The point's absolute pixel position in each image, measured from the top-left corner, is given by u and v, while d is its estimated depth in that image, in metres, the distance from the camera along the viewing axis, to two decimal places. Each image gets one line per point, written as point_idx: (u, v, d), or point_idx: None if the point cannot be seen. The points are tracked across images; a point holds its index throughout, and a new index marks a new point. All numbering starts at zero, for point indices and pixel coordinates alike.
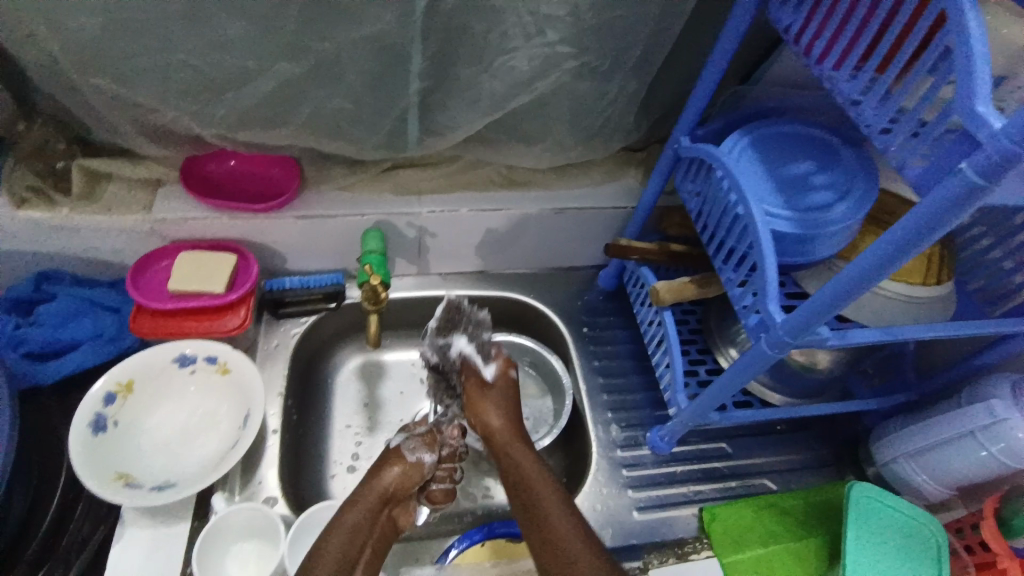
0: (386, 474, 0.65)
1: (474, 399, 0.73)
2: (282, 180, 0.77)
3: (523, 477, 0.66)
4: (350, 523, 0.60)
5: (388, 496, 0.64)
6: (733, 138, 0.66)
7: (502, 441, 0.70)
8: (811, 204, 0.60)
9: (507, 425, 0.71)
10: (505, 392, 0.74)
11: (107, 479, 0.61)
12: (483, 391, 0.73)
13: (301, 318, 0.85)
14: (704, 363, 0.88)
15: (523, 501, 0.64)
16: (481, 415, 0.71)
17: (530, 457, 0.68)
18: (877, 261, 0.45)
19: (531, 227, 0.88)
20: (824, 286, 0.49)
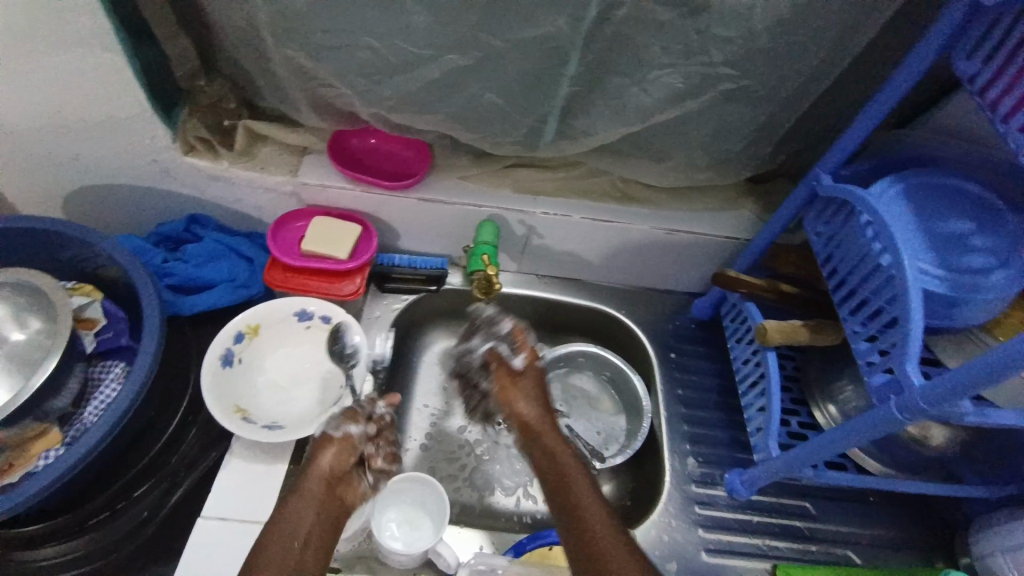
0: (321, 459, 0.62)
1: (505, 388, 0.74)
2: (413, 163, 0.82)
3: (567, 481, 0.66)
4: (294, 510, 0.59)
5: (329, 480, 0.62)
6: (885, 182, 0.62)
7: (537, 429, 0.72)
8: (966, 266, 0.56)
9: (537, 412, 0.73)
10: (537, 382, 0.75)
11: (227, 410, 0.68)
12: (514, 380, 0.75)
13: (402, 294, 0.90)
14: (797, 415, 0.84)
15: (562, 504, 0.64)
16: (512, 405, 0.73)
17: (562, 444, 0.70)
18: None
19: (637, 243, 0.88)
20: (981, 355, 0.46)
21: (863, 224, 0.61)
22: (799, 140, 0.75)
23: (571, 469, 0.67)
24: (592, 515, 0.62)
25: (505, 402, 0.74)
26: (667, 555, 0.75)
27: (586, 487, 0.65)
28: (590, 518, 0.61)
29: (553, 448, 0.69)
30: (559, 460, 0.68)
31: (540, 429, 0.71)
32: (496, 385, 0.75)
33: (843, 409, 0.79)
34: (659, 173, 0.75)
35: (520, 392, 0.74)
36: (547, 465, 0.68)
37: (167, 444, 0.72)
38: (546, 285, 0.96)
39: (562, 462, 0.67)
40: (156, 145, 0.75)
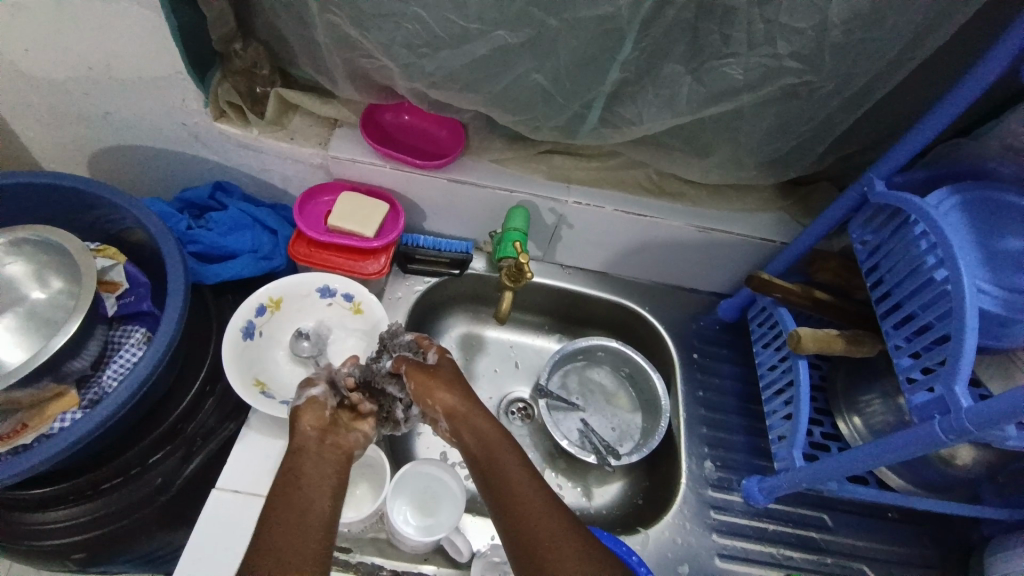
0: (302, 422, 0.62)
1: (422, 384, 0.67)
2: (446, 143, 0.79)
3: (498, 469, 0.62)
4: (289, 465, 0.59)
5: (321, 436, 0.62)
6: (942, 193, 0.59)
7: (460, 418, 0.66)
8: (1022, 286, 0.54)
9: (459, 402, 0.67)
10: (452, 371, 0.70)
11: (247, 384, 0.67)
12: (429, 375, 0.68)
13: (424, 276, 0.89)
14: (819, 424, 0.82)
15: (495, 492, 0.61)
16: (427, 403, 0.67)
17: (489, 424, 0.66)
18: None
19: (668, 239, 0.86)
20: None
21: (917, 235, 0.58)
22: (850, 143, 0.72)
23: (501, 455, 0.63)
24: (529, 501, 0.59)
25: (423, 397, 0.67)
26: (679, 558, 0.74)
27: (521, 473, 0.61)
28: (524, 506, 0.58)
29: (482, 433, 0.65)
30: (490, 444, 0.64)
31: (465, 415, 0.66)
32: (410, 382, 0.68)
33: (868, 422, 0.77)
34: (702, 168, 0.72)
35: (428, 386, 0.67)
36: (477, 447, 0.64)
37: (183, 412, 0.72)
38: (570, 275, 0.95)
39: (492, 444, 0.64)
40: (187, 108, 0.74)
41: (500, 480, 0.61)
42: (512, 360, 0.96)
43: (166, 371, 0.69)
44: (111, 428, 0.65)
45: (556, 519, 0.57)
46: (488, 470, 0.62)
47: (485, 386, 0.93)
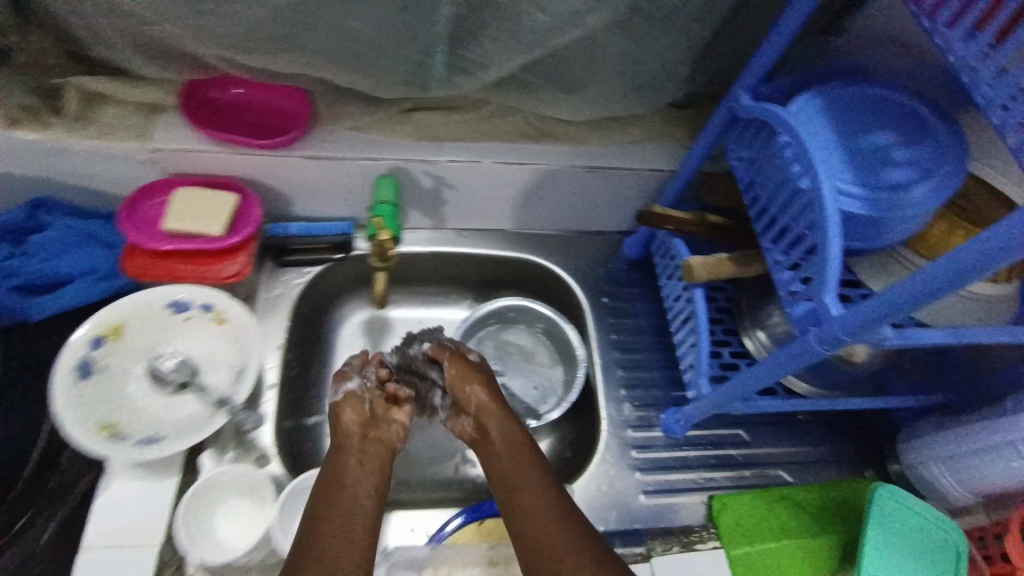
0: (345, 415, 0.65)
1: (459, 375, 0.69)
2: (292, 115, 0.70)
3: (514, 477, 0.62)
4: (338, 468, 0.60)
5: (360, 433, 0.64)
6: (805, 98, 0.57)
7: (486, 419, 0.67)
8: (887, 182, 0.53)
9: (490, 401, 0.68)
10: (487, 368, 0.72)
11: (93, 429, 0.60)
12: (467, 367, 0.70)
13: (305, 268, 0.80)
14: (729, 345, 0.83)
15: (510, 494, 0.61)
16: (463, 391, 0.68)
17: (515, 428, 0.67)
18: (966, 263, 0.39)
19: (558, 185, 0.81)
20: (894, 285, 0.44)
21: (783, 145, 0.56)
22: (718, 57, 0.69)
23: (522, 462, 0.63)
24: (536, 506, 0.59)
25: (460, 383, 0.69)
26: (607, 505, 0.74)
27: (540, 482, 0.61)
28: (542, 512, 0.59)
29: (506, 434, 0.66)
30: (517, 445, 0.65)
31: (490, 413, 0.68)
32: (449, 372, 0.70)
33: (772, 333, 0.79)
34: (573, 106, 0.68)
35: (468, 375, 0.69)
36: (500, 446, 0.65)
37: (36, 469, 0.64)
38: (467, 239, 0.90)
39: (513, 445, 0.65)
40: None
41: (515, 485, 0.62)
42: None
43: None
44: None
45: (572, 522, 0.58)
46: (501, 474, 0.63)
47: None
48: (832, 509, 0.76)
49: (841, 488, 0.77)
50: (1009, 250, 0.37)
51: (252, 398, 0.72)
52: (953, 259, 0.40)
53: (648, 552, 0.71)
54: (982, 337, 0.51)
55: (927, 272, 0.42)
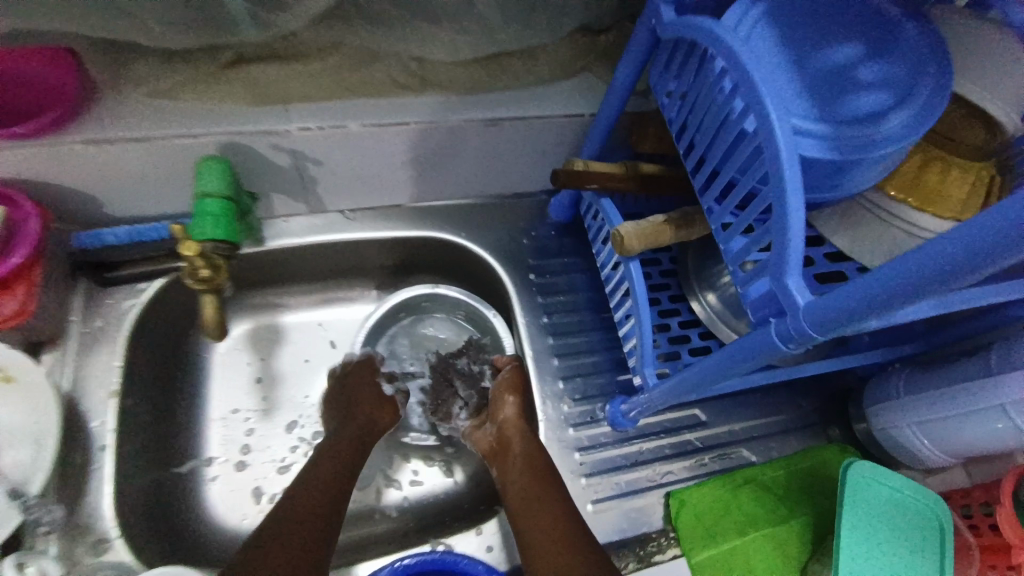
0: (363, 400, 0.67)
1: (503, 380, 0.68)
2: (58, 82, 0.50)
3: (530, 491, 0.58)
4: (336, 462, 0.60)
5: (365, 435, 0.64)
6: (742, 4, 0.43)
7: (511, 430, 0.64)
8: (853, 112, 0.40)
9: (522, 414, 0.66)
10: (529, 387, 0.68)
11: None
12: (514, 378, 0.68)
13: (140, 283, 0.63)
14: (677, 314, 0.72)
15: (523, 505, 0.57)
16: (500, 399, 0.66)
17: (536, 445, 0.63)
18: (964, 250, 0.27)
19: (453, 146, 0.65)
20: (879, 272, 0.31)
21: (718, 74, 0.42)
22: None
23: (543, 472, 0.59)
24: (548, 518, 0.55)
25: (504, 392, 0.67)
26: None
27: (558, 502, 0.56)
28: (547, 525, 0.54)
29: (527, 447, 0.62)
30: (535, 458, 0.61)
31: (517, 425, 0.65)
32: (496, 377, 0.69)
33: (722, 295, 0.68)
34: None
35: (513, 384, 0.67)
36: (525, 459, 0.61)
37: None
38: (358, 220, 0.73)
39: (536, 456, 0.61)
40: None
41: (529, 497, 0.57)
42: (326, 342, 0.76)
43: None
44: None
45: (576, 533, 0.53)
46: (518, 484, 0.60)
47: (293, 386, 0.73)
48: (799, 487, 0.68)
49: (804, 460, 0.70)
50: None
51: (89, 463, 0.56)
52: (946, 244, 0.28)
53: None
54: (974, 300, 0.39)
55: (908, 260, 0.30)
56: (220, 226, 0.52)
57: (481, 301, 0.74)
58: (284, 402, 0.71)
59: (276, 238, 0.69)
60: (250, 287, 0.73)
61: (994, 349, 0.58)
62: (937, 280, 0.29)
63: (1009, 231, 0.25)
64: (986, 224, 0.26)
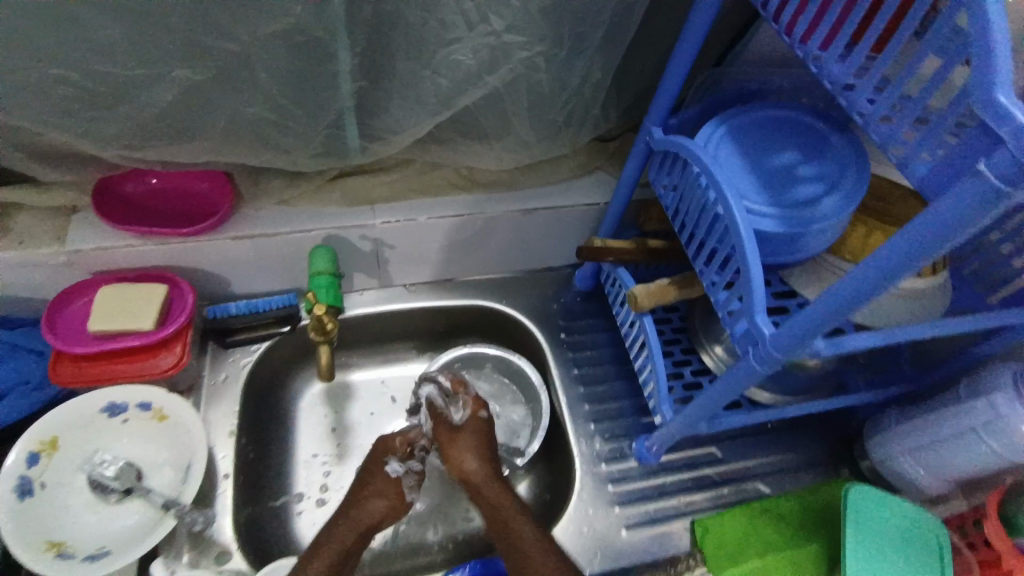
0: (371, 508, 0.66)
1: (466, 429, 0.71)
2: (213, 198, 0.69)
3: (519, 539, 0.64)
4: (341, 535, 0.65)
5: (363, 524, 0.66)
6: (710, 126, 0.60)
7: (474, 479, 0.69)
8: (795, 198, 0.55)
9: (483, 463, 0.69)
10: (477, 433, 0.72)
11: (37, 549, 0.56)
12: (454, 435, 0.71)
13: (252, 346, 0.78)
14: (689, 364, 0.83)
15: (515, 555, 0.64)
16: (456, 456, 0.70)
17: (501, 488, 0.68)
18: (892, 264, 0.37)
19: (497, 231, 0.82)
20: (812, 304, 0.44)
21: (696, 175, 0.58)
22: (626, 92, 0.72)
23: (516, 521, 0.65)
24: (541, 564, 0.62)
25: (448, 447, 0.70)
26: (590, 547, 0.72)
27: (541, 545, 0.63)
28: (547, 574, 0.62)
29: (493, 499, 0.67)
30: (502, 507, 0.67)
31: (476, 479, 0.69)
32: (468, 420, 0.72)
33: (727, 347, 0.80)
34: (493, 157, 0.69)
35: (457, 440, 0.70)
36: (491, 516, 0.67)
37: None
38: (418, 292, 0.88)
39: (503, 512, 0.66)
40: None
41: (516, 549, 0.64)
42: (388, 397, 0.88)
43: None
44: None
45: None
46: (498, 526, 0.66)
47: (362, 435, 0.84)
48: (813, 516, 0.75)
49: (818, 492, 0.77)
50: (916, 257, 0.36)
51: (209, 490, 0.68)
52: (872, 264, 0.39)
53: None
54: (901, 336, 0.52)
55: (830, 297, 0.43)
56: (331, 295, 0.68)
57: (511, 353, 0.88)
58: (356, 449, 0.82)
59: (353, 309, 0.85)
60: None
61: (962, 384, 0.68)
62: (848, 304, 0.42)
63: (907, 254, 0.36)
64: (901, 241, 0.36)
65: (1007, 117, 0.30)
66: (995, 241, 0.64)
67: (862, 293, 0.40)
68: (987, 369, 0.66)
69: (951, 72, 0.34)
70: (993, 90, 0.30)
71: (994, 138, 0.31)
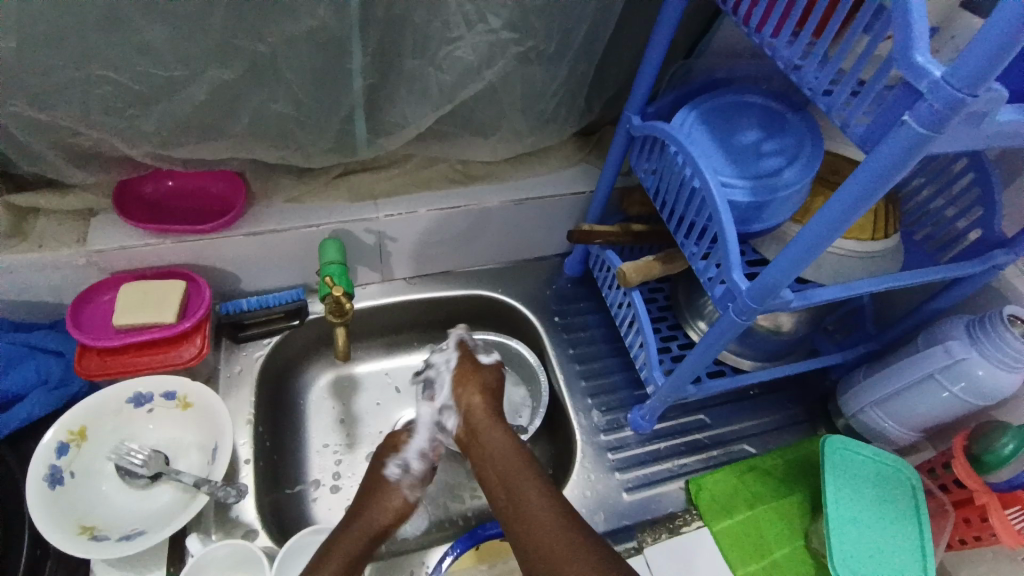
0: (380, 506, 0.66)
1: (484, 373, 0.75)
2: (227, 196, 0.74)
3: (514, 482, 0.63)
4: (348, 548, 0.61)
5: (372, 531, 0.63)
6: (683, 112, 0.67)
7: (481, 425, 0.69)
8: (761, 170, 0.62)
9: (489, 404, 0.72)
10: (492, 379, 0.75)
11: (70, 533, 0.58)
12: (477, 374, 0.74)
13: (263, 339, 0.82)
14: (676, 339, 0.89)
15: (511, 505, 0.61)
16: (466, 393, 0.72)
17: (507, 438, 0.67)
18: (841, 215, 0.45)
19: (491, 222, 0.87)
20: (770, 266, 0.52)
21: (674, 154, 0.64)
22: (606, 86, 0.79)
23: (520, 467, 0.64)
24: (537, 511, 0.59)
25: (461, 389, 0.73)
26: (593, 509, 0.77)
27: (537, 488, 0.62)
28: (541, 519, 0.59)
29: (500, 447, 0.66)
30: (506, 456, 0.65)
31: (485, 425, 0.69)
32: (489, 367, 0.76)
33: (709, 320, 0.86)
34: (489, 148, 0.75)
35: (469, 381, 0.73)
36: (497, 462, 0.65)
37: None
38: (419, 285, 0.93)
39: (506, 458, 0.65)
40: None
41: (515, 492, 0.62)
42: (393, 386, 0.91)
43: None
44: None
45: (568, 526, 0.58)
46: (500, 471, 0.64)
47: (370, 423, 0.86)
48: (794, 470, 0.82)
49: (797, 450, 0.84)
50: (863, 201, 0.43)
51: (233, 473, 0.71)
52: (829, 210, 0.45)
53: (640, 545, 0.75)
54: (860, 289, 0.60)
55: (797, 246, 0.49)
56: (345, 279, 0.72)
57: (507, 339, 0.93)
58: (365, 438, 0.85)
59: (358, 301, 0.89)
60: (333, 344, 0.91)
61: (922, 337, 0.76)
62: (809, 252, 0.48)
63: (858, 197, 0.43)
64: (849, 192, 0.43)
65: (925, 72, 0.37)
66: (939, 207, 0.72)
67: (822, 237, 0.47)
68: (943, 322, 0.74)
69: (878, 45, 0.42)
70: (912, 52, 0.38)
71: (916, 95, 0.39)
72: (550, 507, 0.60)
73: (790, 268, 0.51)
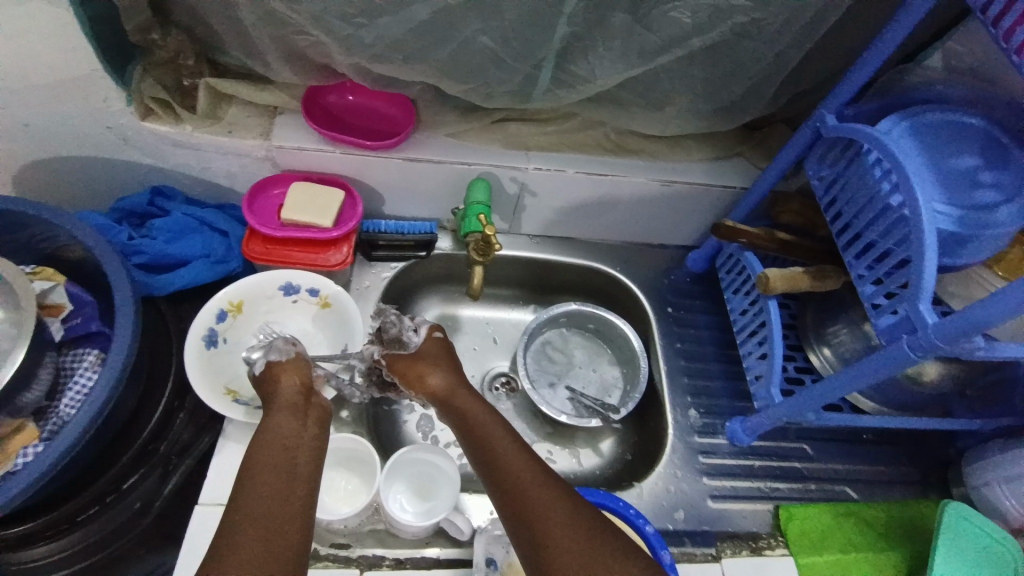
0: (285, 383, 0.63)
1: (424, 353, 0.69)
2: (395, 121, 0.76)
3: (502, 460, 0.59)
4: (270, 460, 0.54)
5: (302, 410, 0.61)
6: (893, 120, 0.60)
7: (444, 394, 0.66)
8: (973, 202, 0.55)
9: (449, 373, 0.68)
10: (436, 352, 0.70)
11: (218, 392, 0.66)
12: (412, 360, 0.68)
13: (391, 262, 0.86)
14: (793, 360, 0.84)
15: (502, 481, 0.58)
16: (420, 378, 0.67)
17: (481, 407, 0.65)
18: None
19: (631, 198, 0.85)
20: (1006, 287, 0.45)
21: (871, 163, 0.59)
22: (799, 80, 0.73)
23: (501, 440, 0.61)
24: (512, 463, 0.59)
25: (417, 380, 0.67)
26: (675, 505, 0.76)
27: (526, 461, 0.59)
28: (538, 496, 0.55)
29: (477, 424, 0.63)
30: (488, 435, 0.62)
31: (453, 396, 0.66)
32: (422, 346, 0.69)
33: (837, 351, 0.78)
34: (659, 120, 0.72)
35: (421, 356, 0.69)
36: (473, 442, 0.62)
37: (154, 431, 0.69)
38: (541, 245, 0.93)
39: (482, 429, 0.63)
40: (107, 108, 0.68)
41: (486, 449, 0.61)
42: (491, 336, 0.93)
43: (129, 389, 0.66)
44: (61, 473, 0.61)
45: (566, 505, 0.55)
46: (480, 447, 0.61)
47: (465, 366, 0.90)
48: (897, 527, 0.76)
49: (907, 510, 0.78)
50: None
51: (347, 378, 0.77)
52: None
53: (718, 553, 0.73)
54: None
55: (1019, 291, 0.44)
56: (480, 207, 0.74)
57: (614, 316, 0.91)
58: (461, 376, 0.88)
59: None
60: (445, 283, 0.92)
61: None
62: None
63: None
64: None
65: None
66: None
67: None
68: None
69: None
70: None
71: None
72: (537, 477, 0.57)
73: (998, 316, 0.45)
